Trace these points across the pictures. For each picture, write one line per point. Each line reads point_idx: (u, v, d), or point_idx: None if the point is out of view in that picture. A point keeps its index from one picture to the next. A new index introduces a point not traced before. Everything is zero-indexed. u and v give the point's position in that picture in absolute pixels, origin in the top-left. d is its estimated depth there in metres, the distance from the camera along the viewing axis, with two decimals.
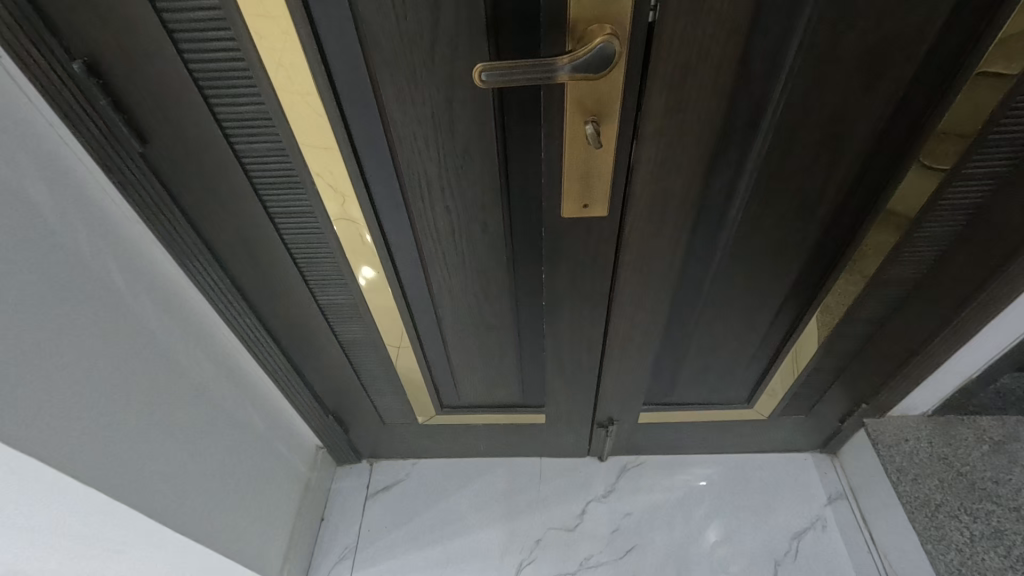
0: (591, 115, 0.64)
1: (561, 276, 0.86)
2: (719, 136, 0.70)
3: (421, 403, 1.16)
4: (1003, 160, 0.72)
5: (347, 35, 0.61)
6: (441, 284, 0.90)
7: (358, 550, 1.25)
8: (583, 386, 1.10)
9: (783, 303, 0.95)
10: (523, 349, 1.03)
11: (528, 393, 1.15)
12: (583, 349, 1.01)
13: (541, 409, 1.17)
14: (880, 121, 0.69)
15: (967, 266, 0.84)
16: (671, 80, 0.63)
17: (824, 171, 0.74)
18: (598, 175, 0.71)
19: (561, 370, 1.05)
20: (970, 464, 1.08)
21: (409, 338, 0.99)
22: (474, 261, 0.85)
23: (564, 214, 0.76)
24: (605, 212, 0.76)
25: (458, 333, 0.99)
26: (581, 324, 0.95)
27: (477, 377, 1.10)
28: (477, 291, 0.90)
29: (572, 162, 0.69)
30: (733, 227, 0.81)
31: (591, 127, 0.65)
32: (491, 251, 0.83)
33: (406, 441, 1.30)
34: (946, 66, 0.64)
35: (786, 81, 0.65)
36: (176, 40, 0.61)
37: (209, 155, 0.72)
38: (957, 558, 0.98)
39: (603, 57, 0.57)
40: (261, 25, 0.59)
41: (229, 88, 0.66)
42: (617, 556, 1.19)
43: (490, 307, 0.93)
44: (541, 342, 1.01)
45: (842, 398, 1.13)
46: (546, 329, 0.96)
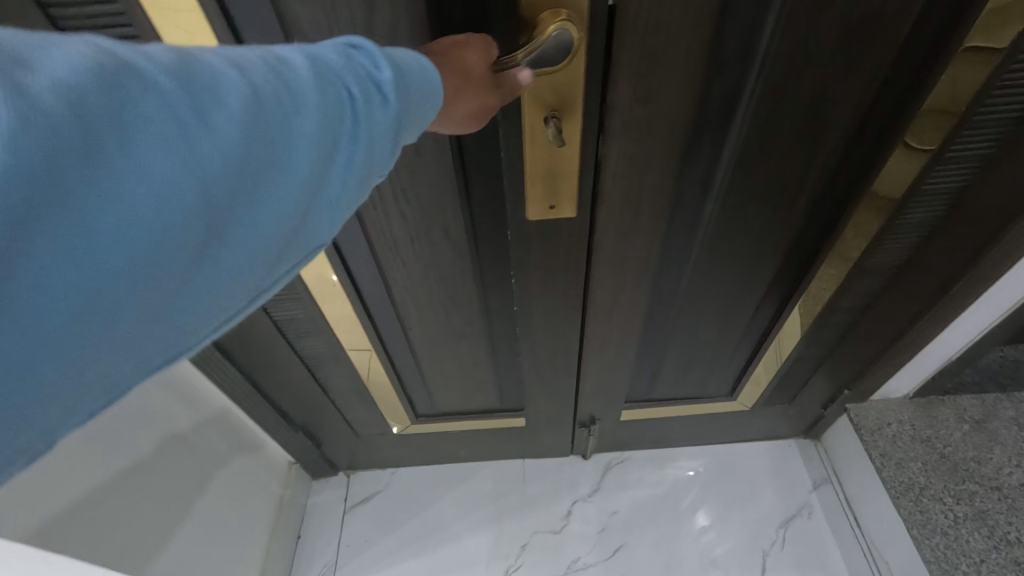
0: (551, 111, 0.59)
1: (532, 279, 0.82)
2: (691, 127, 0.65)
3: (393, 412, 1.12)
4: (989, 141, 0.68)
5: (270, 31, 0.54)
6: (407, 292, 0.85)
7: (340, 565, 1.21)
8: (563, 387, 1.07)
9: (763, 294, 0.93)
10: (497, 355, 0.99)
11: (506, 397, 1.11)
12: (561, 352, 0.97)
13: (521, 412, 1.13)
14: (860, 106, 0.65)
15: (950, 249, 0.82)
16: (637, 69, 0.58)
17: (800, 159, 0.71)
18: (565, 175, 0.66)
19: (539, 375, 1.01)
20: (952, 445, 1.07)
21: (377, 347, 0.94)
22: (439, 267, 0.80)
23: (529, 217, 0.71)
24: (574, 212, 0.72)
25: (428, 340, 0.95)
26: (556, 327, 0.92)
27: (453, 384, 1.05)
28: (444, 297, 0.85)
29: (534, 161, 0.64)
30: (709, 220, 0.78)
31: (552, 124, 0.60)
32: (457, 256, 0.78)
33: (384, 451, 1.26)
34: (926, 46, 0.60)
35: (761, 66, 0.60)
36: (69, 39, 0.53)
37: None
38: (942, 542, 0.98)
39: (559, 46, 0.52)
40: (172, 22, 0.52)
41: None
42: (605, 557, 1.17)
43: (460, 313, 0.89)
44: (517, 347, 0.97)
45: (825, 385, 1.12)
46: (520, 335, 0.92)
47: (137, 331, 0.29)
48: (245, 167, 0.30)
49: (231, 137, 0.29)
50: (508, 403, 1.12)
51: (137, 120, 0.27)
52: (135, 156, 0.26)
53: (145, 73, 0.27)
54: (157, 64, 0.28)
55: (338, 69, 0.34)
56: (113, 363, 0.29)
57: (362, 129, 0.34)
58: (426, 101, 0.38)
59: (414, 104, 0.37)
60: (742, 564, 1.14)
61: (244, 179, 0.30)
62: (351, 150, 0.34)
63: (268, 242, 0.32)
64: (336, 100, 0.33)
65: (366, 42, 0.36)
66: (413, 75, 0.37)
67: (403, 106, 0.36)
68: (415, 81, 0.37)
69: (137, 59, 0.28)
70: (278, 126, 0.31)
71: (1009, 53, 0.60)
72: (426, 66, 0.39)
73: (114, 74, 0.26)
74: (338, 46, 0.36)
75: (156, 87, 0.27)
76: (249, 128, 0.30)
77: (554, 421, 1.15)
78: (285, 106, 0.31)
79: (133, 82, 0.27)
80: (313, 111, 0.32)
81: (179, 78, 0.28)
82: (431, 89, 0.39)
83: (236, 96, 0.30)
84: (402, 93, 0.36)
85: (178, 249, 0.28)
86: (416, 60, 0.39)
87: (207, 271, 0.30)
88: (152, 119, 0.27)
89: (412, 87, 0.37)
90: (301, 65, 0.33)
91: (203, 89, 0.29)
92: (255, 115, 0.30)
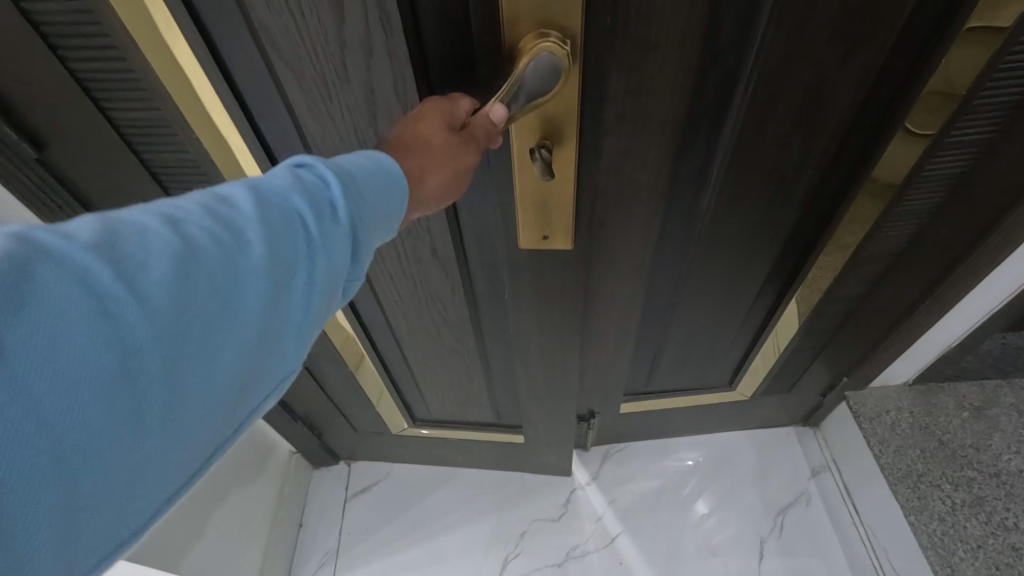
0: (541, 141, 0.59)
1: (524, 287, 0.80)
2: (685, 117, 0.64)
3: (389, 408, 1.13)
4: (988, 128, 0.67)
5: (240, 36, 0.54)
6: (399, 290, 0.84)
7: (341, 553, 1.22)
8: (557, 403, 1.04)
9: (762, 284, 0.92)
10: (492, 361, 0.98)
11: (502, 414, 1.12)
12: (559, 368, 0.95)
13: (519, 424, 1.13)
14: (858, 95, 0.64)
15: (949, 236, 0.81)
16: (627, 60, 0.57)
17: (798, 149, 0.70)
18: (554, 204, 0.67)
19: (537, 388, 1.00)
20: (951, 432, 1.07)
21: (363, 340, 0.96)
22: (429, 266, 0.79)
23: (523, 245, 0.73)
24: (567, 243, 0.72)
25: (421, 340, 0.94)
26: (553, 349, 0.91)
27: (444, 387, 1.05)
28: (434, 296, 0.85)
29: (525, 191, 0.65)
30: (707, 208, 0.77)
31: (542, 155, 0.59)
32: (448, 261, 0.78)
33: (385, 446, 1.26)
34: (923, 34, 0.58)
35: (756, 55, 0.59)
36: (45, 36, 0.53)
37: (113, 159, 0.65)
38: (939, 527, 0.98)
39: (544, 66, 0.52)
40: (142, 20, 0.51)
41: (118, 90, 0.58)
42: (604, 543, 1.18)
43: (454, 323, 0.89)
44: (511, 358, 0.96)
45: (824, 374, 1.11)
46: (516, 346, 0.91)
47: (76, 515, 0.27)
48: (184, 316, 0.30)
49: (156, 305, 0.29)
50: (504, 419, 1.13)
51: (54, 302, 0.26)
52: (57, 334, 0.26)
53: (61, 253, 0.27)
54: (73, 242, 0.28)
55: (285, 192, 0.35)
56: (68, 552, 0.27)
57: (315, 246, 0.35)
58: (384, 200, 0.39)
59: (371, 205, 0.38)
60: (741, 552, 1.15)
61: (182, 342, 0.29)
62: (307, 269, 0.35)
63: (226, 384, 0.32)
64: (275, 237, 0.33)
65: (312, 156, 0.37)
66: (365, 178, 0.38)
67: (357, 212, 0.37)
68: (368, 183, 0.38)
69: (51, 241, 0.27)
70: (207, 281, 0.31)
71: (1012, 35, 0.58)
72: (369, 165, 0.40)
73: (23, 264, 0.26)
74: (281, 171, 0.37)
75: (71, 277, 0.27)
76: (178, 291, 0.30)
77: (551, 435, 1.13)
78: (218, 258, 0.31)
79: (45, 266, 0.27)
80: (248, 257, 0.32)
81: (91, 261, 0.28)
82: (391, 181, 0.40)
83: (161, 261, 0.29)
84: (356, 201, 0.37)
85: (114, 416, 0.27)
86: (363, 161, 0.40)
87: (157, 430, 0.29)
88: (63, 312, 0.26)
89: (365, 196, 0.38)
90: (239, 203, 0.34)
91: (123, 262, 0.28)
92: (186, 275, 0.30)
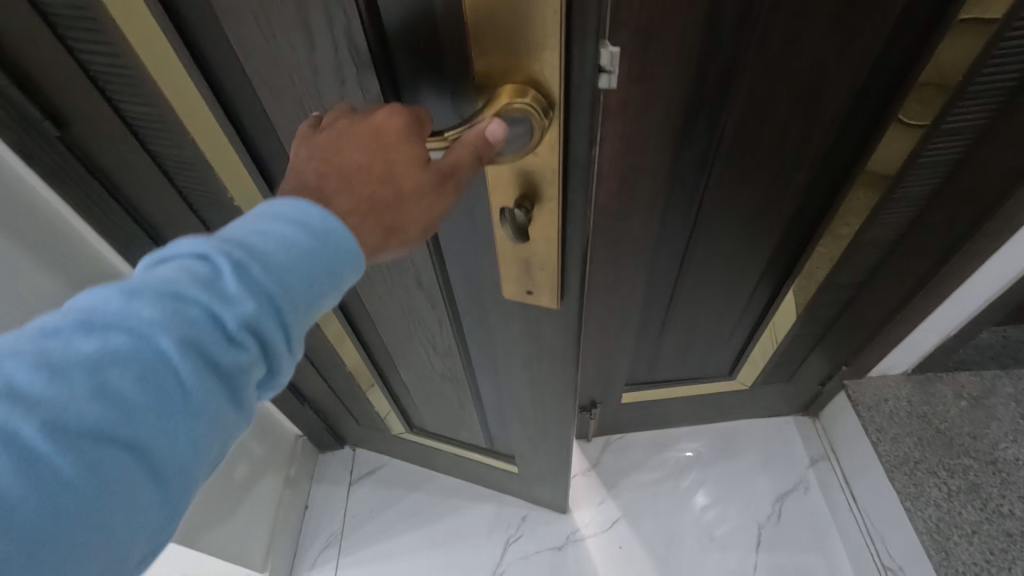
0: (521, 197, 0.49)
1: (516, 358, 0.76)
2: (687, 102, 0.65)
3: (387, 411, 1.15)
4: (983, 115, 0.68)
5: (227, 53, 0.50)
6: (389, 304, 0.82)
7: (346, 534, 1.25)
8: (552, 455, 0.98)
9: (761, 274, 0.94)
10: (483, 396, 0.94)
11: (495, 441, 1.08)
12: (551, 429, 0.89)
13: (513, 457, 1.09)
14: (856, 81, 0.65)
15: (946, 223, 0.82)
16: (631, 47, 0.59)
17: (797, 136, 0.71)
18: (537, 264, 0.56)
19: (528, 429, 0.94)
20: (949, 421, 1.09)
21: (364, 359, 1.00)
22: (414, 293, 0.76)
23: (507, 295, 0.63)
24: (556, 303, 0.61)
25: (422, 376, 0.98)
26: (544, 402, 0.84)
27: (433, 401, 1.05)
28: (429, 325, 0.83)
29: (504, 244, 0.56)
30: (708, 195, 0.79)
31: (523, 210, 0.50)
32: (430, 300, 0.76)
33: (386, 440, 1.27)
34: (919, 23, 0.59)
35: (756, 40, 0.60)
36: (53, 25, 0.53)
37: (119, 147, 0.66)
38: (935, 513, 1.00)
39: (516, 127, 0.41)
40: (131, 24, 0.49)
41: (123, 83, 0.57)
42: (604, 528, 1.20)
43: (443, 352, 0.88)
44: (502, 402, 0.91)
45: (822, 363, 1.13)
46: (503, 389, 0.86)
47: None
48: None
49: None
50: (499, 447, 1.09)
51: None
52: None
53: None
54: None
55: (162, 313, 0.28)
56: None
57: (192, 382, 0.28)
58: (313, 290, 0.32)
59: (292, 306, 0.31)
60: (741, 543, 1.16)
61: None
62: (192, 413, 0.28)
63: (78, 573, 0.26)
64: (134, 383, 0.27)
65: (209, 242, 0.30)
66: (285, 265, 0.31)
67: (256, 323, 0.30)
68: (288, 271, 0.31)
69: None
70: (24, 470, 0.24)
71: (1007, 21, 0.58)
72: (280, 242, 0.32)
73: None
74: (151, 274, 0.29)
75: None
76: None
77: (546, 475, 1.07)
78: (45, 430, 0.25)
79: None
80: (93, 418, 0.26)
81: None
82: (331, 258, 0.33)
83: None
84: (268, 305, 0.31)
85: None
86: (275, 235, 0.32)
87: None
88: None
89: (267, 298, 0.31)
90: (81, 339, 0.27)
91: None
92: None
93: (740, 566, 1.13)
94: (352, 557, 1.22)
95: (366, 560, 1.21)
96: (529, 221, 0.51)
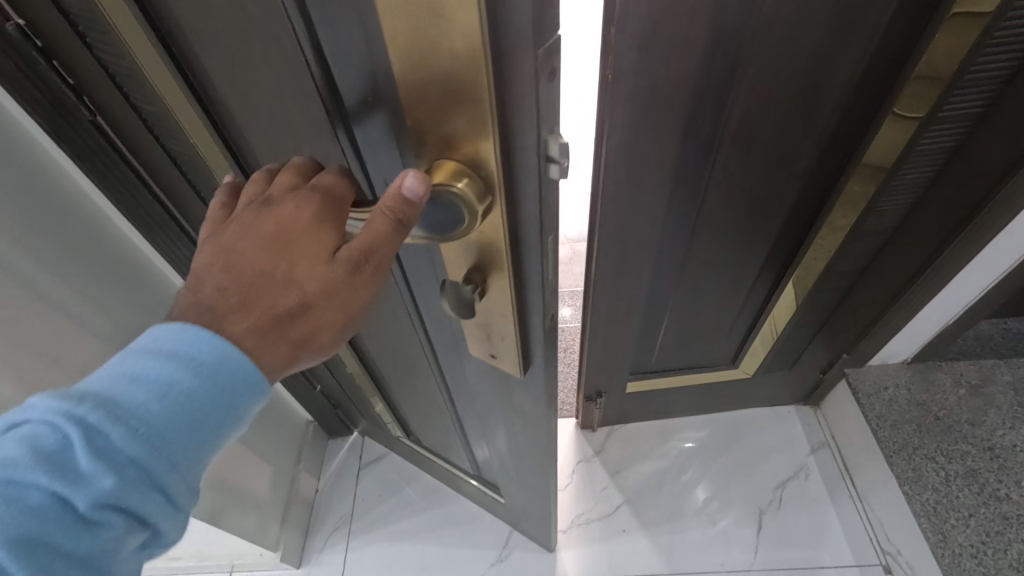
0: (472, 269, 0.45)
1: (495, 416, 0.76)
2: (695, 91, 0.67)
3: (388, 415, 1.16)
4: (977, 104, 0.70)
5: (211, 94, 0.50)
6: (376, 326, 0.82)
7: (354, 518, 1.28)
8: (531, 493, 0.95)
9: (762, 264, 0.97)
10: (466, 426, 0.91)
11: (481, 468, 1.09)
12: (533, 475, 0.86)
13: (498, 486, 1.08)
14: (856, 71, 0.67)
15: (943, 211, 0.85)
16: (639, 40, 0.61)
17: (800, 126, 0.73)
18: (500, 332, 0.52)
19: (512, 470, 0.91)
20: (947, 409, 1.12)
21: (359, 363, 1.03)
22: (397, 326, 0.76)
23: (473, 352, 0.60)
24: (520, 369, 0.57)
25: (408, 393, 0.99)
26: (521, 454, 0.81)
27: (422, 418, 1.05)
28: (414, 359, 0.82)
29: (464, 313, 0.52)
30: (713, 185, 0.81)
31: (472, 285, 0.45)
32: (409, 339, 0.77)
33: (388, 436, 1.29)
34: (916, 16, 0.61)
35: (761, 35, 0.62)
36: (75, 24, 0.51)
37: (139, 142, 0.64)
38: (932, 497, 1.03)
39: (444, 216, 0.37)
40: (136, 41, 0.47)
41: (141, 93, 0.56)
42: (608, 512, 1.23)
43: (427, 383, 0.87)
44: (483, 440, 0.89)
45: (825, 351, 1.15)
46: (484, 433, 0.85)
47: None
48: None
49: None
50: (483, 474, 1.10)
51: None
52: None
53: None
54: None
55: (5, 502, 0.29)
56: None
57: (47, 564, 0.30)
58: (186, 433, 0.34)
59: (160, 457, 0.33)
60: (743, 529, 1.18)
61: None
62: None
63: None
64: None
65: (60, 413, 0.31)
66: (149, 418, 0.33)
67: (116, 488, 0.31)
68: (153, 423, 0.33)
69: None
70: None
71: (1000, 15, 0.60)
72: (140, 399, 0.33)
73: None
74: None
75: None
76: None
77: (532, 515, 1.04)
78: None
79: None
80: None
81: None
82: (210, 391, 0.34)
83: None
84: (131, 463, 0.32)
85: None
86: (137, 388, 0.33)
87: None
88: None
89: (128, 460, 0.32)
90: None
91: None
92: None
93: (736, 559, 1.15)
94: (360, 540, 1.25)
95: (375, 541, 1.24)
96: (479, 295, 0.46)
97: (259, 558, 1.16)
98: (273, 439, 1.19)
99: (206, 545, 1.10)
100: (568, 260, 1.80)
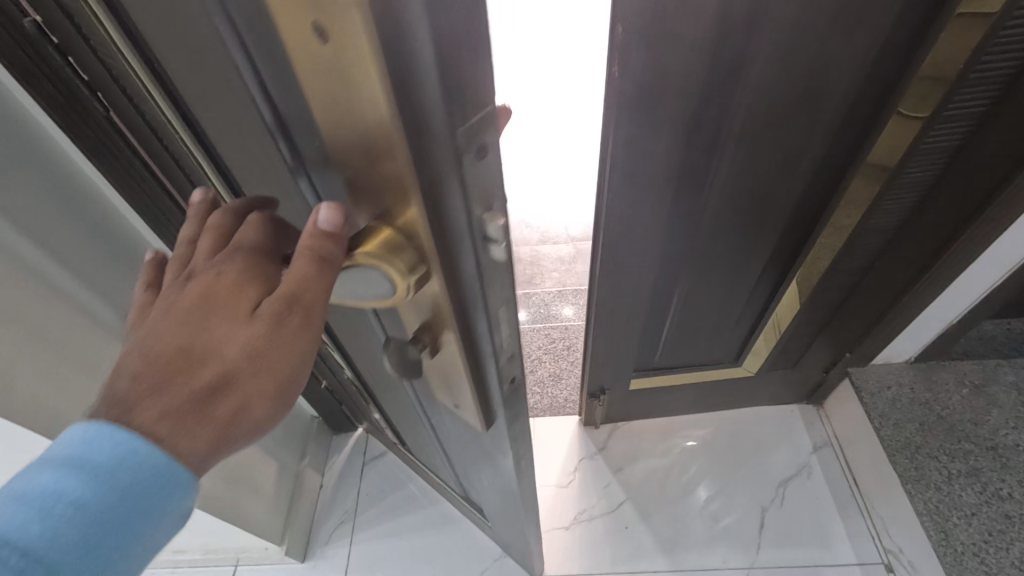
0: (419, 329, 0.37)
1: (467, 459, 0.72)
2: (701, 88, 0.68)
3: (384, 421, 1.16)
4: (981, 103, 0.70)
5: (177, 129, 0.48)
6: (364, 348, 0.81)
7: (358, 513, 1.29)
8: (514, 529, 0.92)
9: (765, 263, 0.97)
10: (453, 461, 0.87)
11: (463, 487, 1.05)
12: (516, 514, 0.83)
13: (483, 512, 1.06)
14: (861, 69, 0.67)
15: (947, 209, 0.85)
16: (647, 35, 0.61)
17: (805, 123, 0.74)
18: (459, 387, 0.44)
19: (495, 506, 0.89)
20: (950, 408, 1.12)
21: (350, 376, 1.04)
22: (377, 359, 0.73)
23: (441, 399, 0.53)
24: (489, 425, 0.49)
25: (396, 413, 0.98)
26: (503, 498, 0.78)
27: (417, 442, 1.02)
28: (394, 392, 0.80)
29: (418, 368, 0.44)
30: (718, 182, 0.81)
31: (420, 345, 0.38)
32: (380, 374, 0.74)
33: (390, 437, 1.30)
34: (921, 15, 0.62)
35: (768, 33, 0.63)
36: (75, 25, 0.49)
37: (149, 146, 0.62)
38: (935, 496, 1.03)
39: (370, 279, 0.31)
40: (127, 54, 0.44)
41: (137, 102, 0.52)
42: (611, 509, 1.24)
43: (408, 414, 0.84)
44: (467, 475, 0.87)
45: (829, 349, 1.16)
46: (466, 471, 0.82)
47: None
48: None
49: None
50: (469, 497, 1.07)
51: None
52: None
53: None
54: None
55: None
56: None
57: None
58: (83, 557, 0.29)
59: None
60: (744, 528, 1.18)
61: None
62: None
63: None
64: None
65: None
66: (38, 542, 0.28)
67: None
68: (42, 548, 0.28)
69: None
70: None
71: (1005, 14, 0.60)
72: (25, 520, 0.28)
73: None
74: None
75: None
76: None
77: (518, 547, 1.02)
78: None
79: None
80: None
81: None
82: (125, 499, 0.29)
83: None
84: None
85: None
86: (21, 507, 0.28)
87: None
88: None
89: None
90: None
91: None
92: None
93: (737, 559, 1.15)
94: (364, 535, 1.26)
95: (378, 536, 1.25)
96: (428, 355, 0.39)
97: (264, 551, 1.18)
98: (279, 435, 1.20)
99: (211, 538, 1.10)
100: (573, 258, 1.80)
